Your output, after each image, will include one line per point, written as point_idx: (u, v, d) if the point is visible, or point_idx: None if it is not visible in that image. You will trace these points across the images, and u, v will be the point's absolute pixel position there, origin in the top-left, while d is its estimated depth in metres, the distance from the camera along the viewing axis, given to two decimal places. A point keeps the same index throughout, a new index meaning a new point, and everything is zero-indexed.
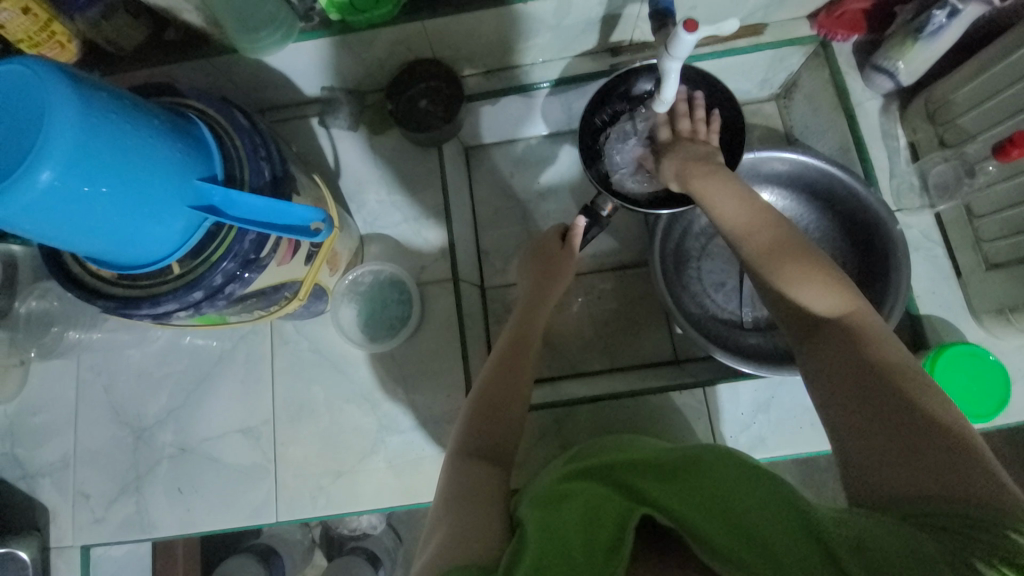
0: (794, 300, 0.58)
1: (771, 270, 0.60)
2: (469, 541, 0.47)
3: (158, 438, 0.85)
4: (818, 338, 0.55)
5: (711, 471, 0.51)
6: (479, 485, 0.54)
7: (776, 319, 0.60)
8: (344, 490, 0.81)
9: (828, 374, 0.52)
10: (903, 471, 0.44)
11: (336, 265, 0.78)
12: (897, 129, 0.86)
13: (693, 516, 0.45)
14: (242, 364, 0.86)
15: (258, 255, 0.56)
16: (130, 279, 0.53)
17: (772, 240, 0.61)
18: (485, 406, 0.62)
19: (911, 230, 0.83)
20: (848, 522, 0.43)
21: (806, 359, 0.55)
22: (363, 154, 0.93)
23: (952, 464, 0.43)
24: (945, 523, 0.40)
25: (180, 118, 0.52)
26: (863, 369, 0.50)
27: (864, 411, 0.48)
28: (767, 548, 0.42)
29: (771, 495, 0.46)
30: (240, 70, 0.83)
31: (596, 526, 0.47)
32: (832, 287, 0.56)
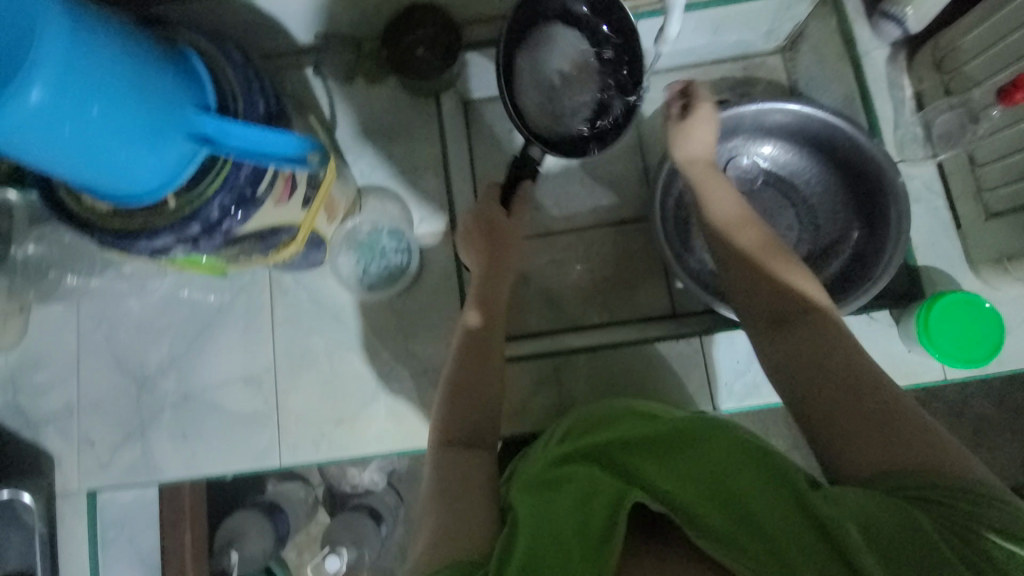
0: (770, 294, 0.63)
1: (755, 265, 0.65)
2: (462, 536, 0.51)
3: (161, 386, 0.86)
4: (788, 328, 0.60)
5: (708, 449, 0.53)
6: (469, 474, 0.57)
7: (744, 312, 0.65)
8: (345, 436, 0.83)
9: (798, 365, 0.57)
10: (881, 453, 0.50)
11: (333, 213, 0.77)
12: (904, 79, 0.86)
13: (693, 502, 0.48)
14: (241, 315, 0.87)
15: (255, 192, 0.56)
16: (126, 213, 0.53)
17: (758, 238, 0.67)
18: (462, 400, 0.63)
19: (914, 181, 0.83)
20: (839, 500, 0.46)
21: (772, 349, 0.60)
22: (359, 104, 0.91)
23: (917, 442, 0.50)
24: (927, 497, 0.47)
25: (168, 46, 0.51)
26: (828, 357, 0.56)
27: (842, 401, 0.53)
28: (766, 533, 0.45)
29: (768, 477, 0.49)
30: (232, 13, 0.81)
31: (592, 511, 0.49)
32: (804, 284, 0.63)
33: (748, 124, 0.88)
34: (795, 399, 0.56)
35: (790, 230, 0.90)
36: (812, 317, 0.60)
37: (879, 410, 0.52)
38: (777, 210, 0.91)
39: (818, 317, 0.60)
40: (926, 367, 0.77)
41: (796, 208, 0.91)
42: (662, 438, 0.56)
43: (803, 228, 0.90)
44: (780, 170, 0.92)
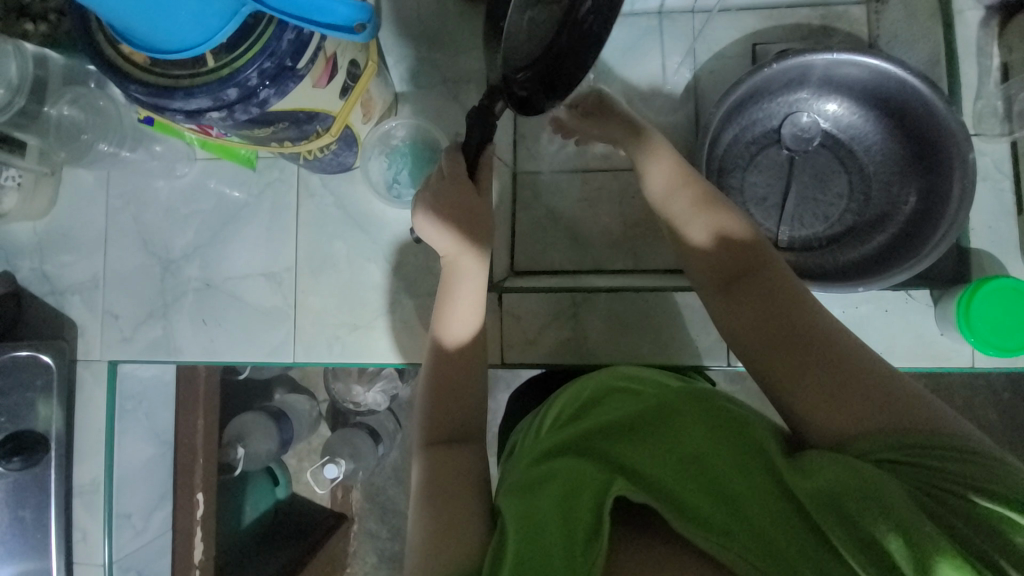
0: (701, 245, 0.65)
1: (687, 220, 0.66)
2: (456, 542, 0.52)
3: (184, 271, 0.87)
4: (736, 294, 0.61)
5: (686, 436, 0.54)
6: (462, 478, 0.59)
7: (689, 269, 0.67)
8: (359, 342, 0.84)
9: (744, 323, 0.59)
10: (858, 419, 0.50)
11: (369, 112, 0.74)
12: (993, 47, 0.79)
13: (671, 483, 0.49)
14: (267, 212, 0.86)
15: (295, 64, 0.53)
16: (162, 67, 0.51)
17: (693, 197, 0.67)
18: (443, 397, 0.65)
19: (984, 158, 0.77)
20: (816, 477, 0.47)
21: (720, 305, 0.62)
22: (406, 5, 0.86)
23: (885, 402, 0.50)
24: (902, 462, 0.47)
25: None
26: (789, 330, 0.56)
27: (805, 368, 0.54)
28: (744, 514, 0.46)
29: (745, 464, 0.50)
30: None
31: (575, 507, 0.48)
32: (733, 224, 0.64)
33: (816, 76, 0.83)
34: (752, 362, 0.58)
35: (838, 198, 0.86)
36: (768, 282, 0.59)
37: (840, 375, 0.52)
38: (829, 175, 0.87)
39: (776, 285, 0.59)
40: (957, 352, 0.75)
41: (849, 176, 0.86)
42: (638, 420, 0.57)
43: (853, 198, 0.86)
44: (840, 132, 0.87)
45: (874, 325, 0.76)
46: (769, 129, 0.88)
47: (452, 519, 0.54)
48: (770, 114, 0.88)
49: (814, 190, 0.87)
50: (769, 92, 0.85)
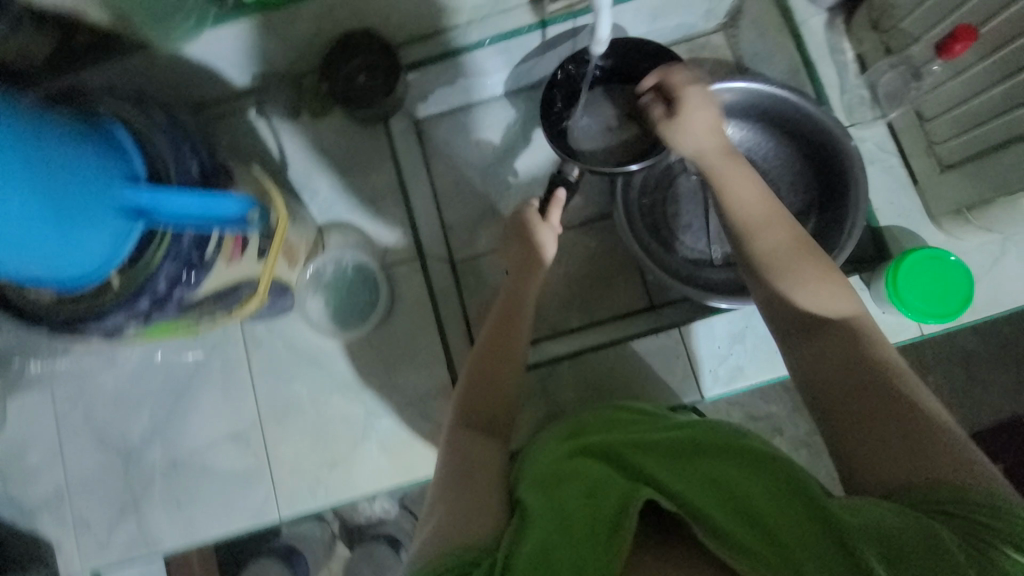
0: (796, 298, 0.54)
1: (777, 268, 0.55)
2: (465, 524, 0.47)
3: (147, 457, 0.84)
4: (824, 339, 0.50)
5: (710, 459, 0.49)
6: (478, 470, 0.54)
7: (763, 307, 0.56)
8: (341, 479, 0.82)
9: (825, 362, 0.49)
10: (917, 462, 0.42)
11: (293, 257, 0.76)
12: (844, 43, 0.85)
13: (700, 500, 0.43)
14: (219, 373, 0.85)
15: (202, 255, 0.54)
16: (70, 298, 0.51)
17: (786, 237, 0.57)
18: (469, 404, 0.62)
19: (865, 144, 0.83)
20: (862, 511, 0.40)
21: (800, 349, 0.52)
22: (308, 142, 0.90)
23: (954, 465, 0.42)
24: (962, 517, 0.39)
25: (88, 120, 0.49)
26: (858, 370, 0.47)
27: (875, 404, 0.46)
28: (774, 537, 0.39)
29: (773, 483, 0.44)
30: (161, 68, 0.79)
31: (595, 508, 0.45)
32: (836, 287, 0.53)
33: None
34: (816, 397, 0.49)
35: None
36: (845, 330, 0.50)
37: (911, 425, 0.44)
38: None
39: (854, 333, 0.50)
40: (902, 326, 0.78)
41: (758, 185, 0.91)
42: (669, 450, 0.52)
43: None
44: (737, 149, 0.92)
45: None
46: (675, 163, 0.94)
47: (464, 501, 0.50)
48: None
49: None
50: None
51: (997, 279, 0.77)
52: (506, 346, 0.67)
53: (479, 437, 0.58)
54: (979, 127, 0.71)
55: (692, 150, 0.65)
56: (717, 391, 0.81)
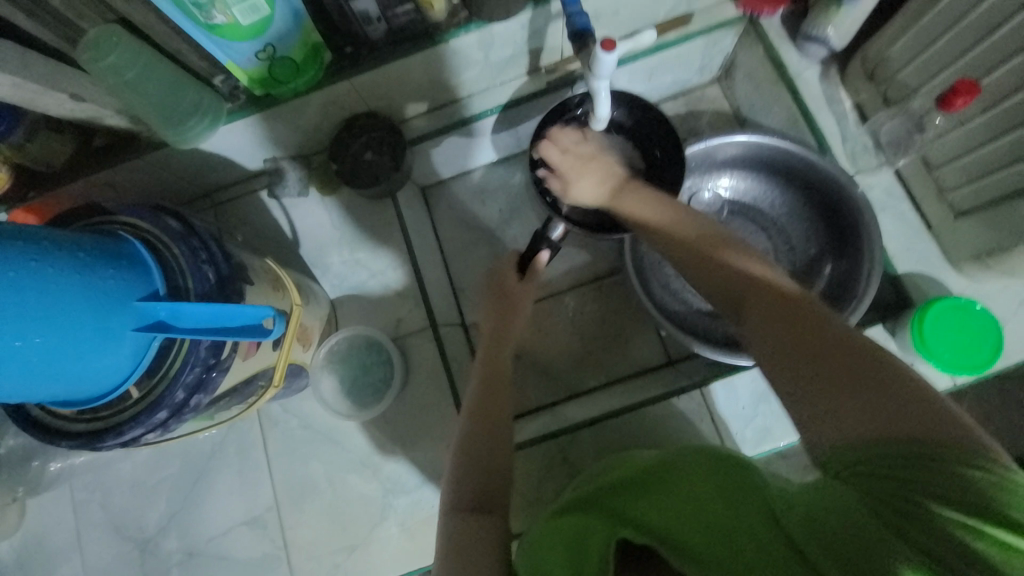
0: (723, 273, 0.55)
1: (700, 252, 0.58)
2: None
3: (163, 547, 0.82)
4: (745, 314, 0.52)
5: (682, 476, 0.50)
6: (477, 546, 0.52)
7: (708, 294, 0.58)
8: (361, 563, 0.79)
9: (752, 339, 0.50)
10: (836, 421, 0.42)
11: (308, 339, 0.76)
12: (840, 93, 0.84)
13: (663, 521, 0.45)
14: (235, 455, 0.84)
15: (219, 358, 0.54)
16: (91, 413, 0.52)
17: (695, 229, 0.60)
18: (467, 490, 0.58)
19: (874, 190, 0.82)
20: (798, 499, 0.40)
21: (737, 330, 0.53)
22: (318, 218, 0.92)
23: (872, 411, 0.40)
24: (888, 477, 0.37)
25: (111, 240, 0.50)
26: (779, 328, 0.48)
27: (790, 370, 0.46)
28: (729, 542, 0.40)
29: (735, 492, 0.44)
30: (177, 162, 0.82)
31: (577, 569, 0.46)
32: (752, 260, 0.55)
33: (700, 161, 0.89)
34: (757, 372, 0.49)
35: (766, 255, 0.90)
36: (763, 296, 0.51)
37: (823, 370, 0.43)
38: (749, 236, 0.92)
39: (772, 297, 0.50)
40: (934, 376, 0.75)
41: (766, 232, 0.92)
42: (657, 475, 0.52)
43: (779, 250, 0.90)
44: (743, 197, 0.93)
45: None
46: None
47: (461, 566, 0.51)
48: None
49: None
50: None
51: None
52: (497, 412, 0.65)
53: (483, 520, 0.54)
54: (986, 176, 0.71)
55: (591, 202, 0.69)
56: (746, 454, 0.78)
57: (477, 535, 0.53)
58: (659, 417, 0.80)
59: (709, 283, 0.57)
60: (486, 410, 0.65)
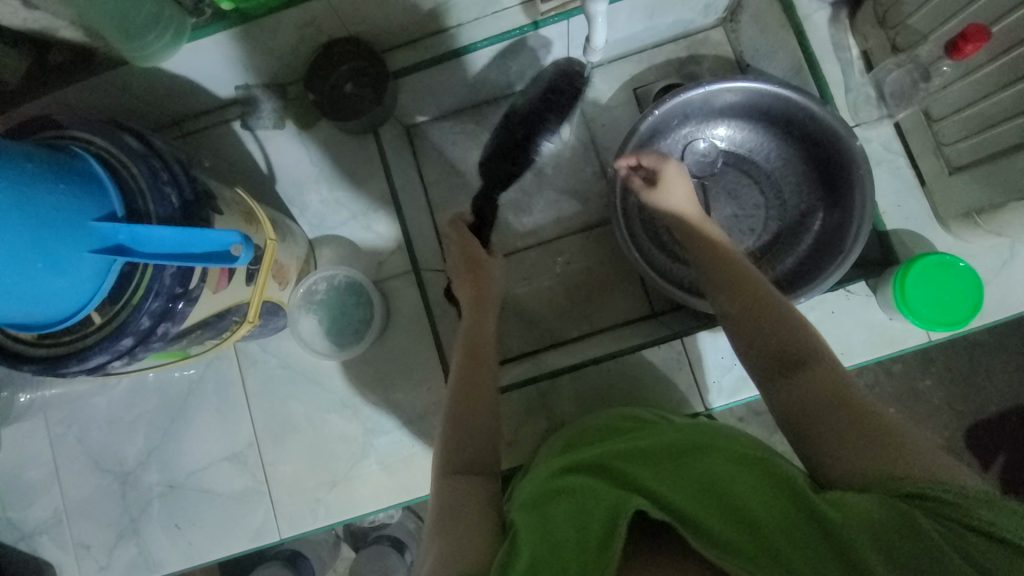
0: (778, 331, 0.58)
1: (756, 303, 0.61)
2: (466, 548, 0.47)
3: (144, 480, 0.83)
4: (793, 376, 0.55)
5: (709, 463, 0.49)
6: (468, 500, 0.54)
7: (748, 351, 0.59)
8: (341, 498, 0.80)
9: (796, 398, 0.53)
10: (879, 457, 0.47)
11: (284, 277, 0.74)
12: (848, 40, 0.81)
13: (694, 506, 0.44)
14: (213, 393, 0.84)
15: (186, 288, 0.52)
16: (53, 338, 0.50)
17: (759, 286, 0.63)
18: (450, 443, 0.60)
19: (872, 143, 0.80)
20: (851, 509, 0.42)
21: (778, 388, 0.55)
22: (296, 154, 0.87)
23: (912, 459, 0.45)
24: (930, 502, 0.42)
25: (60, 155, 0.47)
26: (826, 400, 0.52)
27: (835, 419, 0.50)
28: (771, 545, 0.41)
29: (773, 489, 0.45)
30: (140, 84, 0.76)
31: (586, 524, 0.44)
32: (811, 329, 0.58)
33: (696, 107, 0.85)
34: (791, 418, 0.53)
35: (756, 209, 0.89)
36: (815, 370, 0.54)
37: (869, 434, 0.48)
38: (740, 189, 0.90)
39: (824, 372, 0.53)
40: (910, 333, 0.76)
41: (759, 186, 0.90)
42: (670, 449, 0.52)
43: (770, 205, 0.89)
44: (738, 149, 0.90)
45: (826, 328, 0.77)
46: None
47: (456, 526, 0.50)
48: (669, 149, 0.90)
49: (731, 207, 0.90)
50: (666, 130, 0.88)
51: (1009, 281, 0.74)
52: (472, 369, 0.66)
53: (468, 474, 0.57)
54: (986, 131, 0.69)
55: (681, 214, 0.77)
56: (721, 402, 0.80)
57: (467, 490, 0.55)
58: (638, 365, 0.80)
59: (752, 338, 0.59)
60: (470, 393, 0.64)
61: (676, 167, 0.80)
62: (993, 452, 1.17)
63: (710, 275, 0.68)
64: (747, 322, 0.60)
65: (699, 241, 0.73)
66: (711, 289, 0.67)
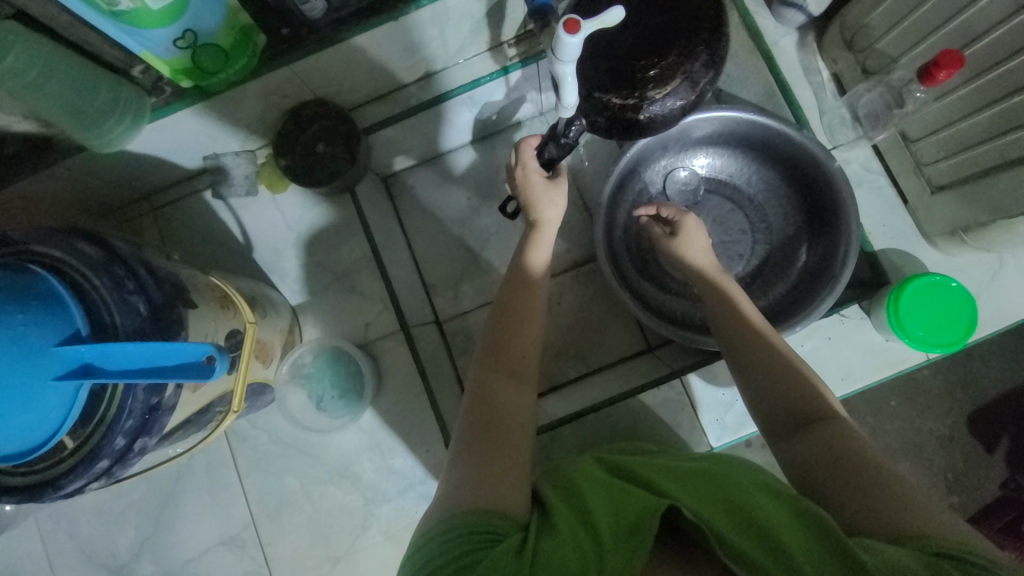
0: (795, 393, 0.61)
1: (774, 360, 0.63)
2: (485, 486, 0.49)
3: (138, 572, 0.79)
4: (807, 435, 0.58)
5: (735, 486, 0.50)
6: (513, 422, 0.56)
7: (762, 408, 0.62)
8: (345, 573, 0.77)
9: (808, 455, 0.56)
10: (894, 512, 0.48)
11: (268, 354, 0.72)
12: (818, 63, 0.81)
13: (716, 519, 0.45)
14: (204, 475, 0.80)
15: (162, 397, 0.50)
16: (26, 465, 0.47)
17: (779, 344, 0.66)
18: (489, 364, 0.62)
19: (851, 165, 0.80)
20: (885, 556, 0.42)
21: (791, 447, 0.58)
22: (272, 219, 0.85)
23: (926, 518, 0.47)
24: (955, 559, 0.43)
25: (15, 277, 0.44)
26: (842, 459, 0.54)
27: (846, 479, 0.53)
28: (787, 557, 0.41)
29: (803, 521, 0.45)
30: (104, 165, 0.74)
31: (622, 513, 0.46)
32: (823, 390, 0.61)
33: (674, 138, 0.85)
34: (805, 474, 0.56)
35: (743, 234, 0.88)
36: (832, 430, 0.57)
37: (886, 494, 0.50)
38: (725, 215, 0.89)
39: (839, 432, 0.57)
40: (907, 353, 0.75)
41: (743, 210, 0.89)
42: (694, 472, 0.53)
43: (756, 229, 0.88)
44: (719, 175, 0.89)
45: (824, 356, 0.76)
46: (656, 194, 0.90)
47: (481, 463, 0.52)
48: (651, 180, 0.89)
49: (718, 234, 0.89)
50: (648, 161, 0.87)
51: (1002, 293, 0.74)
52: (516, 315, 0.65)
53: (509, 385, 0.60)
54: (965, 151, 0.70)
55: (696, 267, 0.76)
56: (726, 439, 0.78)
57: (500, 416, 0.57)
58: (638, 409, 0.79)
59: (768, 392, 0.62)
60: (509, 355, 0.63)
61: (695, 220, 0.78)
62: (997, 443, 1.17)
63: (723, 330, 0.68)
64: (761, 376, 0.63)
65: (711, 292, 0.72)
66: (725, 346, 0.68)
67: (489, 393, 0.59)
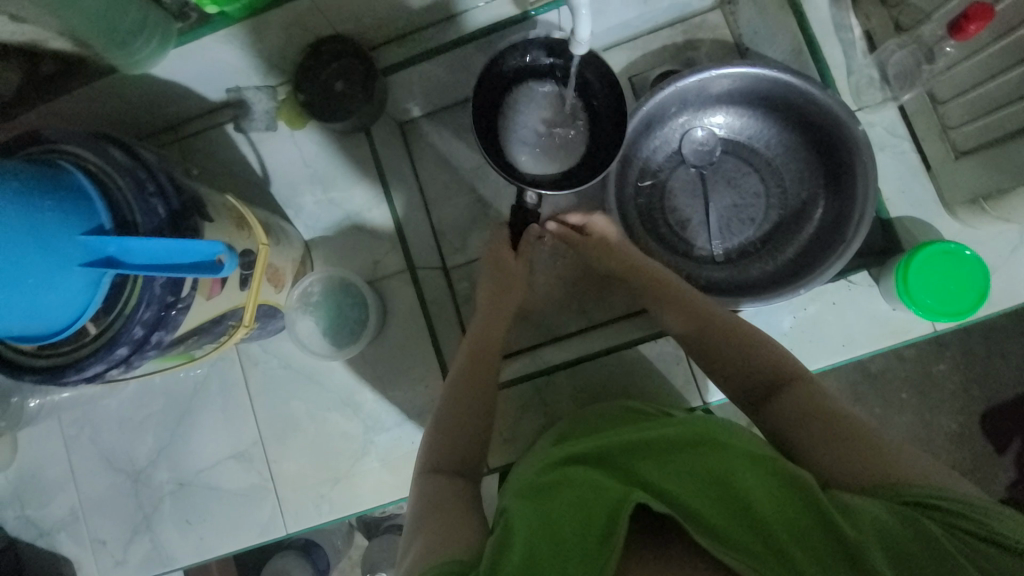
0: (756, 370, 0.60)
1: (723, 347, 0.63)
2: (454, 544, 0.47)
3: (155, 478, 0.85)
4: (777, 410, 0.57)
5: (721, 457, 0.47)
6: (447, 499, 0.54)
7: (735, 385, 0.62)
8: (344, 493, 0.82)
9: (781, 420, 0.56)
10: (868, 469, 0.49)
11: (279, 280, 0.75)
12: (850, 19, 0.78)
13: (697, 504, 0.43)
14: (218, 394, 0.85)
15: (178, 296, 0.54)
16: (52, 349, 0.51)
17: (731, 323, 0.65)
18: (446, 418, 0.62)
19: (875, 128, 0.77)
20: (862, 516, 0.42)
21: (766, 420, 0.58)
22: (289, 154, 0.87)
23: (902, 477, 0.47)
24: (926, 505, 0.44)
25: (51, 171, 0.47)
26: (817, 421, 0.54)
27: (810, 438, 0.53)
28: (776, 546, 0.40)
29: (776, 487, 0.44)
30: (132, 91, 0.77)
31: (590, 513, 0.43)
32: (784, 358, 0.61)
33: (691, 95, 0.82)
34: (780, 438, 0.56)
35: (756, 198, 0.87)
36: (799, 391, 0.57)
37: (866, 447, 0.50)
38: (739, 177, 0.87)
39: (808, 396, 0.56)
40: (912, 323, 0.74)
41: (760, 173, 0.87)
42: (663, 445, 0.50)
43: (770, 193, 0.86)
44: (737, 136, 0.88)
45: (827, 320, 0.76)
46: (672, 152, 0.89)
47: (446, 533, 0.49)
48: (666, 138, 0.88)
49: (731, 197, 0.87)
50: (665, 117, 0.86)
51: (1018, 269, 0.72)
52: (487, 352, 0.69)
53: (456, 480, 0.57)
54: (991, 114, 0.69)
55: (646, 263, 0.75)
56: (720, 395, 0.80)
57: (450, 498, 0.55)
58: (635, 359, 0.82)
59: (748, 369, 0.61)
60: (454, 412, 0.62)
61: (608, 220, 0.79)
62: (1006, 438, 1.15)
63: (687, 317, 0.67)
64: (731, 357, 0.62)
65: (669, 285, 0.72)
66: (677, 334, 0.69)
67: (433, 490, 0.56)
